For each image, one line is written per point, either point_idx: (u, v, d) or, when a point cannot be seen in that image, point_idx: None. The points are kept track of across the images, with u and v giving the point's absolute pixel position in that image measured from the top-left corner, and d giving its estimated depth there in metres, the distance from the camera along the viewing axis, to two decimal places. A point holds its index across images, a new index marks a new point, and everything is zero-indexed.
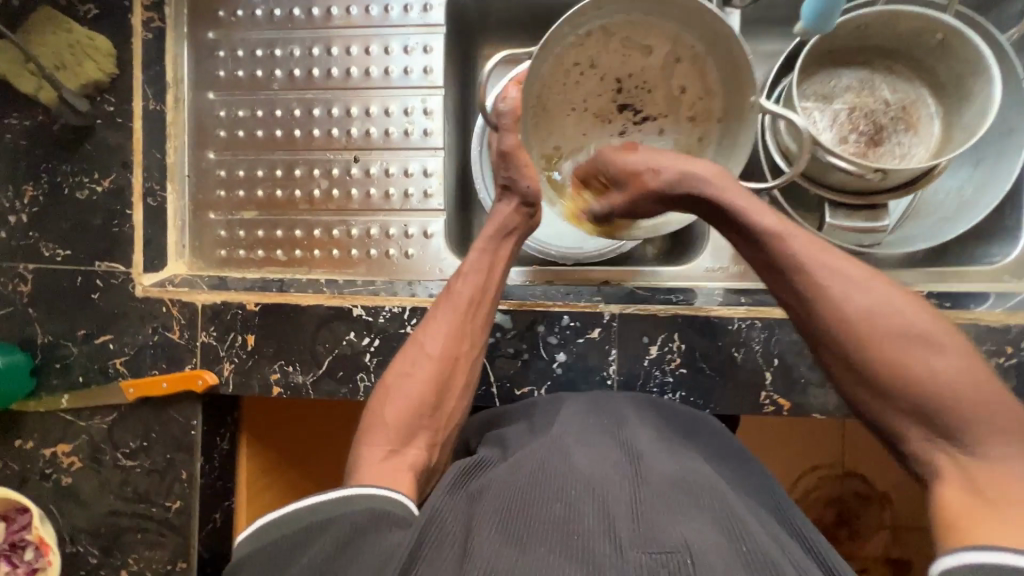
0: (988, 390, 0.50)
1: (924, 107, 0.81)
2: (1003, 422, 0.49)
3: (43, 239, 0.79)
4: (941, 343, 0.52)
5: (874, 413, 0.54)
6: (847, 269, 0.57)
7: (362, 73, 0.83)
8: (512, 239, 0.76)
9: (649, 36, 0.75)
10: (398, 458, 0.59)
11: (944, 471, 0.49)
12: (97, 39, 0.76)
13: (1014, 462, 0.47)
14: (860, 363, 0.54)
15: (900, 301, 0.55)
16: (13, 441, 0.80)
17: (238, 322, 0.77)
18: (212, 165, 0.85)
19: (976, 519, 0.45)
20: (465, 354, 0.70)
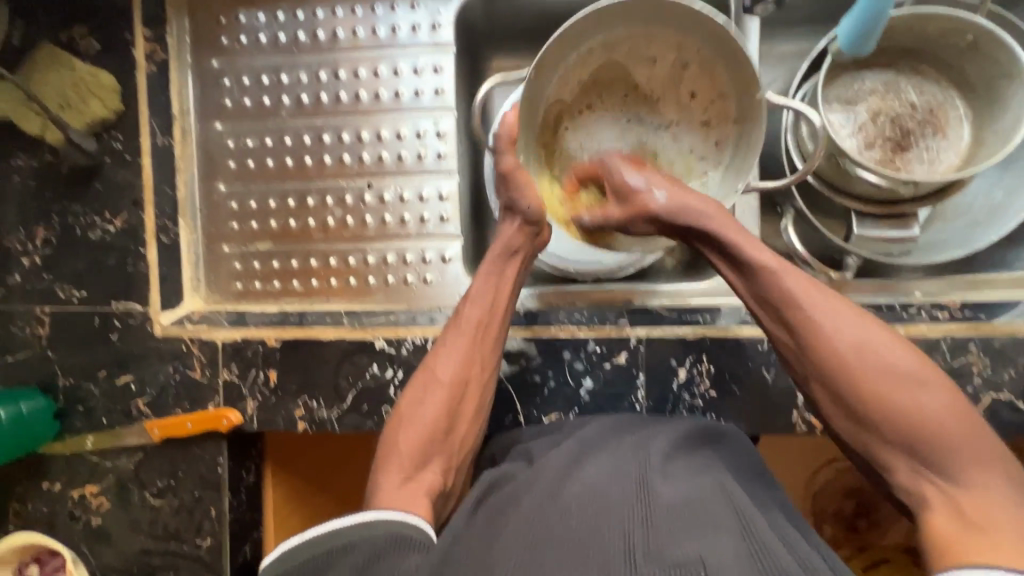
0: (973, 423, 0.52)
1: (953, 109, 0.78)
2: (987, 453, 0.50)
3: (59, 281, 0.78)
4: (927, 380, 0.54)
5: (861, 445, 0.55)
6: (831, 302, 0.59)
7: (371, 97, 0.81)
8: (516, 260, 0.71)
9: (652, 45, 0.71)
10: (413, 484, 0.59)
11: (928, 500, 0.50)
12: (101, 76, 0.74)
13: (1001, 491, 0.48)
14: (842, 392, 0.55)
15: (883, 335, 0.56)
16: (39, 485, 0.80)
17: (260, 358, 0.76)
18: (223, 197, 0.83)
19: (971, 541, 0.45)
20: (477, 378, 0.69)
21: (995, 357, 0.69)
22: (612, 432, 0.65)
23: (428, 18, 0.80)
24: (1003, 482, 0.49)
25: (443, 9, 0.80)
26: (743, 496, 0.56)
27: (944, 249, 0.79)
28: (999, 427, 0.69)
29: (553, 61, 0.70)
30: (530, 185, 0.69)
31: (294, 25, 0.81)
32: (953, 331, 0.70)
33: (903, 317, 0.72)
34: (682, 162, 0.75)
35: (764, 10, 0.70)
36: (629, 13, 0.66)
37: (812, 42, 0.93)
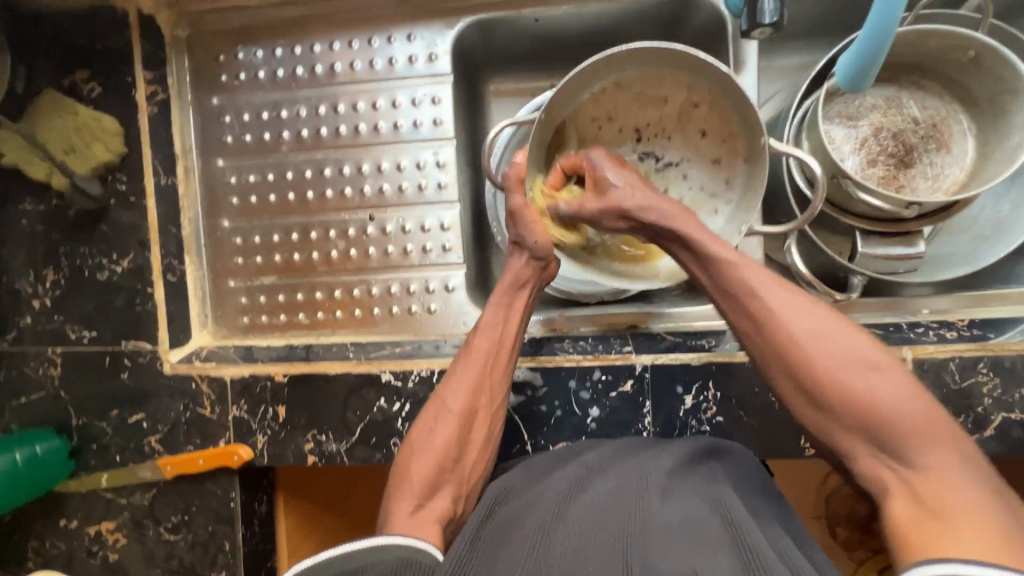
0: (928, 408, 0.50)
1: (957, 124, 0.77)
2: (943, 436, 0.48)
3: (69, 322, 0.79)
4: (878, 364, 0.52)
5: (824, 436, 0.54)
6: (791, 295, 0.57)
7: (370, 129, 0.81)
8: (525, 292, 0.73)
9: (663, 86, 0.74)
10: (423, 512, 0.60)
11: (890, 488, 0.49)
12: (103, 120, 0.75)
13: (959, 474, 0.47)
14: (804, 387, 0.54)
15: (836, 326, 0.55)
16: (57, 522, 0.81)
17: (268, 394, 0.77)
18: (227, 233, 0.84)
19: (932, 535, 0.44)
20: (487, 406, 0.69)
21: (1006, 376, 0.68)
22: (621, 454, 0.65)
23: (425, 49, 0.80)
24: (962, 465, 0.47)
25: (439, 40, 0.80)
26: (742, 506, 0.55)
27: (950, 264, 0.79)
28: (1012, 447, 0.68)
29: (564, 106, 0.74)
30: (537, 221, 0.71)
31: (292, 61, 0.82)
32: (963, 351, 0.68)
33: (910, 338, 0.71)
34: (692, 196, 0.77)
35: (762, 33, 0.69)
36: (636, 58, 0.70)
37: (811, 56, 0.92)
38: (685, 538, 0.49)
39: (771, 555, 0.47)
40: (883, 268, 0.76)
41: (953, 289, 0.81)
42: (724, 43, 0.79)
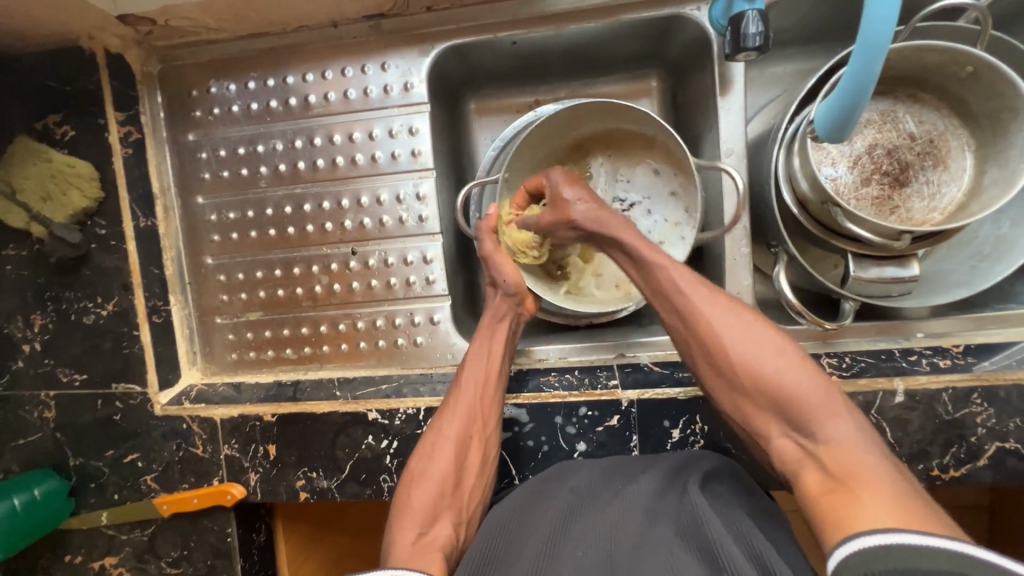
0: (826, 386, 0.53)
1: (955, 139, 0.74)
2: (842, 410, 0.51)
3: (60, 366, 0.80)
4: (785, 352, 0.55)
5: (747, 424, 0.57)
6: (709, 291, 0.61)
7: (348, 162, 0.80)
8: (505, 324, 0.75)
9: (613, 139, 0.86)
10: (426, 540, 0.60)
11: (800, 461, 0.51)
12: (78, 166, 0.75)
13: (859, 444, 0.49)
14: (724, 374, 0.58)
15: (749, 320, 0.58)
16: (62, 557, 0.83)
17: (257, 433, 0.77)
18: (211, 270, 0.84)
19: (845, 506, 0.45)
20: (482, 433, 0.69)
21: (1001, 407, 0.66)
22: (602, 480, 0.64)
23: (400, 78, 0.78)
24: (861, 433, 0.50)
25: (415, 68, 0.78)
26: (724, 521, 0.54)
27: (947, 286, 0.76)
28: (1006, 476, 0.66)
29: (529, 161, 0.84)
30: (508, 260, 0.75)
31: (265, 94, 0.80)
32: (957, 382, 0.66)
33: (902, 367, 0.69)
34: (661, 228, 0.84)
35: (747, 57, 0.66)
36: (581, 109, 0.80)
37: (803, 64, 0.88)
38: (662, 552, 0.51)
39: (741, 557, 0.49)
40: (876, 291, 0.73)
41: (951, 309, 0.78)
42: (709, 62, 0.76)
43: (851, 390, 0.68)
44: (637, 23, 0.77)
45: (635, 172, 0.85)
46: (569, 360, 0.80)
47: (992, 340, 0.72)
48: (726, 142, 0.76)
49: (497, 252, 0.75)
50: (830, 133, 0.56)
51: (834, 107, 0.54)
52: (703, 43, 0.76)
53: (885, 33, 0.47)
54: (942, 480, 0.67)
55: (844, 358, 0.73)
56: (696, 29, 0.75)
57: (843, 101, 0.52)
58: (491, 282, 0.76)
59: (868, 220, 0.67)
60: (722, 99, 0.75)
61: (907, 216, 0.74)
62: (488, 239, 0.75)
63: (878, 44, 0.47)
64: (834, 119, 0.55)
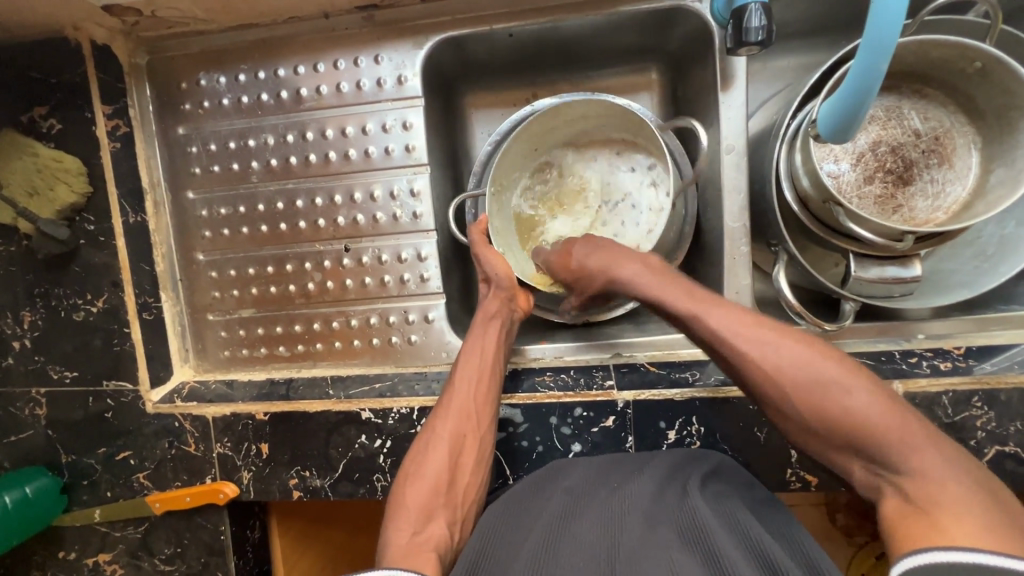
0: (900, 414, 0.48)
1: (961, 136, 0.72)
2: (923, 437, 0.47)
3: (50, 363, 0.79)
4: (848, 385, 0.50)
5: (823, 459, 0.52)
6: (756, 327, 0.55)
7: (341, 157, 0.78)
8: (497, 322, 0.74)
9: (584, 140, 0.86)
10: (421, 539, 0.57)
11: (883, 494, 0.47)
12: (65, 160, 0.73)
13: (947, 473, 0.45)
14: (790, 417, 0.53)
15: (803, 354, 0.52)
16: (56, 554, 0.83)
17: (250, 432, 0.76)
18: (203, 266, 0.83)
19: (921, 523, 0.43)
20: (476, 432, 0.67)
21: (1001, 410, 0.65)
22: (599, 477, 0.64)
23: (393, 71, 0.76)
24: (946, 456, 0.46)
25: (409, 61, 0.76)
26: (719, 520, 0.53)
27: (949, 287, 0.74)
28: (1004, 480, 0.66)
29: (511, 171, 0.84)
30: (495, 255, 0.76)
31: (256, 86, 0.78)
32: (957, 384, 0.65)
33: (902, 369, 0.68)
34: (647, 219, 0.84)
35: (749, 51, 0.64)
36: (559, 119, 0.82)
37: (806, 57, 0.86)
38: (664, 550, 0.50)
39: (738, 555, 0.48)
40: (877, 291, 0.72)
41: (952, 310, 0.77)
42: (710, 56, 0.74)
43: None
44: (636, 15, 0.75)
45: (616, 169, 0.86)
46: (565, 360, 0.79)
47: (994, 342, 0.71)
48: (727, 139, 0.74)
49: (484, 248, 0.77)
50: (833, 133, 0.54)
51: (837, 108, 0.52)
52: (704, 36, 0.74)
53: (892, 31, 0.45)
54: None
55: None
56: (697, 21, 0.73)
57: (848, 99, 0.50)
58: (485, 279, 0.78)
59: (870, 220, 0.66)
60: (723, 95, 0.73)
61: (910, 216, 0.73)
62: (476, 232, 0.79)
63: (885, 42, 0.45)
64: (837, 119, 0.53)
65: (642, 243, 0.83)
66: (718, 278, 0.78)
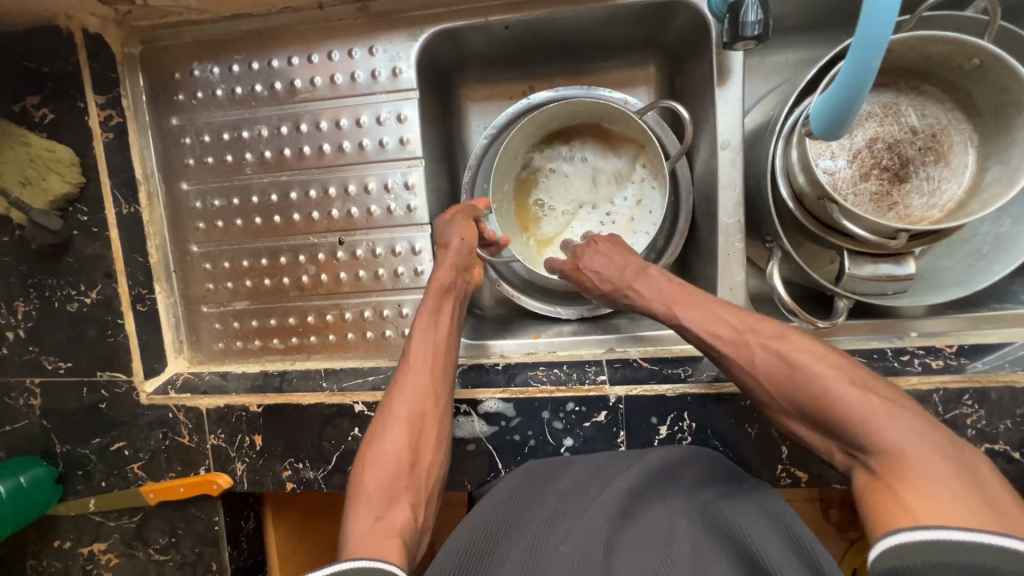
0: (863, 392, 0.52)
1: (959, 134, 0.72)
2: (884, 411, 0.50)
3: (44, 353, 0.79)
4: (814, 372, 0.55)
5: (811, 446, 0.57)
6: (736, 327, 0.63)
7: (335, 149, 0.78)
8: (452, 299, 0.75)
9: (579, 130, 0.87)
10: (385, 522, 0.57)
11: (857, 472, 0.51)
12: (57, 150, 0.73)
13: (912, 442, 0.47)
14: (774, 409, 0.59)
15: (776, 346, 0.59)
16: (52, 542, 0.83)
17: (243, 424, 0.76)
18: (196, 258, 0.83)
19: (892, 505, 0.45)
20: (432, 410, 0.67)
21: (992, 409, 0.65)
22: (590, 479, 0.64)
23: (388, 63, 0.76)
24: (914, 432, 0.48)
25: (404, 53, 0.75)
26: (705, 535, 0.54)
27: (943, 284, 0.74)
28: None
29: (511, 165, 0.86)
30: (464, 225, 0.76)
31: (250, 77, 0.78)
32: (948, 383, 0.66)
33: (894, 368, 0.68)
34: (634, 192, 0.86)
35: (746, 46, 0.64)
36: (542, 118, 0.83)
37: (804, 53, 0.86)
38: (648, 561, 0.51)
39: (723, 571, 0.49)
40: (870, 289, 0.72)
41: (946, 308, 0.77)
42: (706, 50, 0.73)
43: None
44: (633, 8, 0.74)
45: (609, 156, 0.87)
46: (559, 355, 0.79)
47: (986, 340, 0.71)
48: (723, 134, 0.74)
49: (459, 214, 0.77)
50: (824, 130, 0.54)
51: (830, 103, 0.51)
52: (701, 30, 0.73)
53: (885, 28, 0.44)
54: None
55: None
56: (694, 15, 0.72)
57: (841, 95, 0.49)
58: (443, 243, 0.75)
59: (864, 217, 0.66)
60: (719, 89, 0.73)
61: (905, 213, 0.72)
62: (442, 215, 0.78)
63: (878, 39, 0.45)
64: (828, 116, 0.52)
65: (636, 212, 0.86)
66: (712, 275, 0.78)
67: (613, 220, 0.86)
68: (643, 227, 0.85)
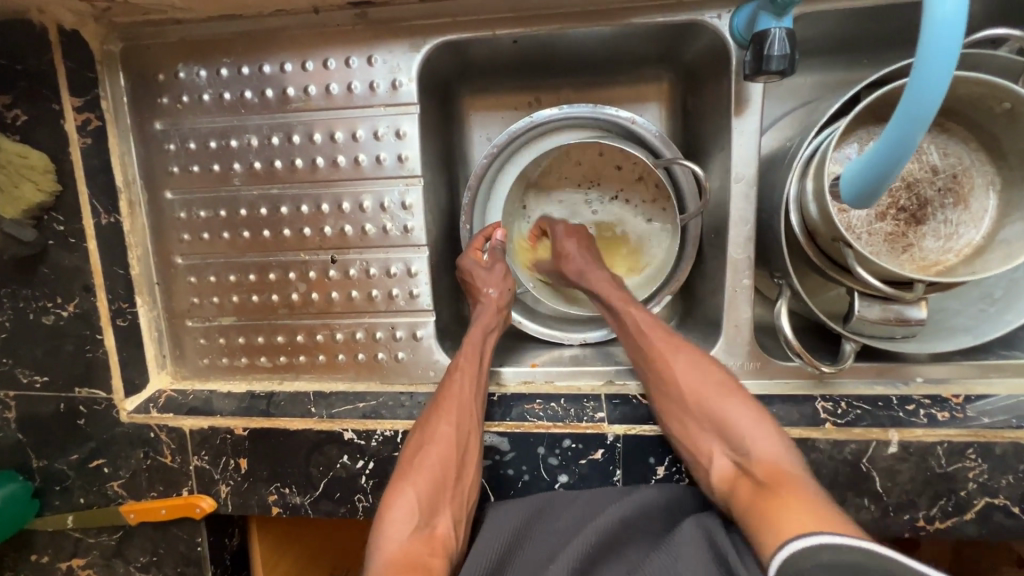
0: (755, 413, 0.63)
1: (981, 176, 0.69)
2: (768, 429, 0.61)
3: (18, 366, 0.75)
4: (718, 386, 0.65)
5: (692, 445, 0.65)
6: (671, 340, 0.70)
7: (329, 163, 0.74)
8: (496, 335, 0.74)
9: (594, 156, 0.84)
10: (425, 536, 0.58)
11: (738, 478, 0.60)
12: (30, 156, 0.67)
13: (786, 457, 0.59)
14: (679, 410, 0.66)
15: (701, 359, 0.68)
16: (29, 556, 0.81)
17: (228, 446, 0.74)
18: (181, 270, 0.79)
19: (773, 513, 0.54)
20: (477, 425, 0.66)
21: (995, 463, 0.64)
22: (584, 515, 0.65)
23: (387, 75, 0.71)
24: (787, 449, 0.60)
25: (404, 65, 0.71)
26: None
27: (951, 329, 0.72)
28: (987, 529, 0.66)
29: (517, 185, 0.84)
30: (494, 267, 0.75)
31: (239, 82, 0.73)
32: (952, 436, 0.64)
33: (899, 418, 0.67)
34: (644, 210, 0.85)
35: (770, 78, 0.60)
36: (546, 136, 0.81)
37: (823, 77, 0.82)
38: None
39: None
40: (878, 331, 0.69)
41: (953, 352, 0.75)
42: (725, 76, 0.69)
43: (845, 439, 0.65)
44: (650, 26, 0.69)
45: (622, 184, 0.85)
46: (557, 387, 0.77)
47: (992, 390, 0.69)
48: (737, 166, 0.70)
49: (495, 261, 0.76)
50: (856, 200, 0.51)
51: (864, 173, 0.49)
52: (720, 55, 0.69)
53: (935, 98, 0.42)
54: (925, 530, 0.67)
55: (839, 403, 0.70)
56: (714, 38, 0.68)
57: (878, 166, 0.47)
58: (485, 292, 0.75)
59: (878, 263, 0.63)
60: (736, 119, 0.69)
61: (919, 256, 0.70)
62: (471, 255, 0.76)
63: (926, 110, 0.42)
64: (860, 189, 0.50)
65: (646, 231, 0.85)
66: (718, 309, 0.76)
67: (623, 237, 0.86)
68: (652, 245, 0.85)
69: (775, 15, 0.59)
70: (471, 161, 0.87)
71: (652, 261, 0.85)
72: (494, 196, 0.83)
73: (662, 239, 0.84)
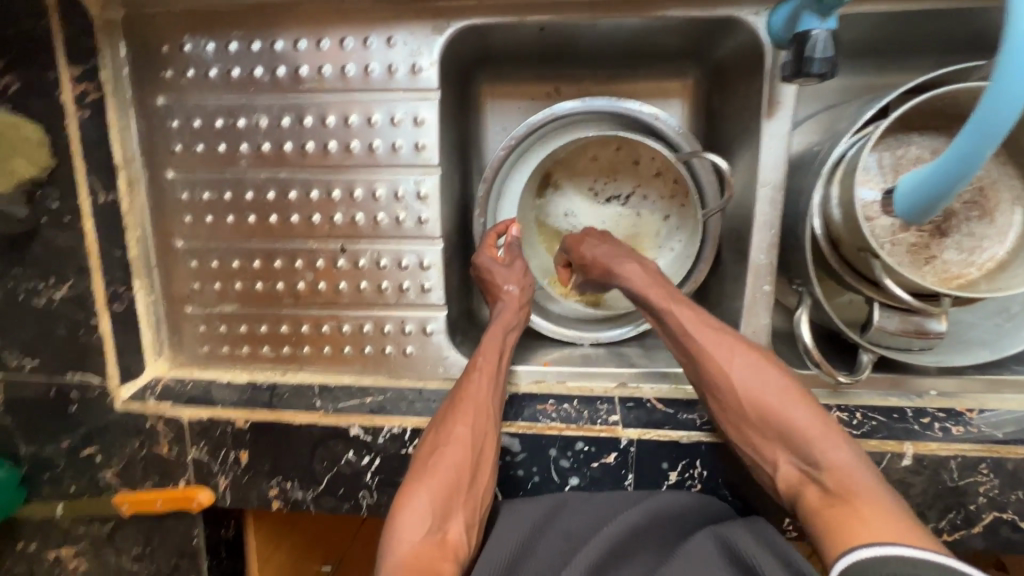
0: (816, 414, 0.59)
1: (1007, 191, 0.69)
2: (832, 431, 0.58)
3: (6, 349, 0.71)
4: (774, 386, 0.61)
5: (754, 451, 0.62)
6: (718, 337, 0.64)
7: (342, 148, 0.70)
8: (516, 335, 0.72)
9: (614, 151, 0.82)
10: (437, 540, 0.56)
11: (805, 485, 0.58)
12: (24, 128, 0.63)
13: (853, 461, 0.56)
14: (733, 414, 0.63)
15: (754, 357, 0.63)
16: (14, 544, 0.78)
17: (229, 438, 0.71)
18: (181, 253, 0.75)
19: (841, 519, 0.52)
20: (492, 427, 0.65)
21: (1005, 478, 0.65)
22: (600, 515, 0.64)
23: (408, 57, 0.68)
24: (852, 451, 0.56)
25: (426, 47, 0.67)
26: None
27: (967, 344, 0.72)
28: (993, 543, 0.66)
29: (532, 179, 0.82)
30: (513, 265, 0.73)
31: (249, 59, 0.69)
32: (967, 451, 0.65)
33: (914, 431, 0.67)
34: (660, 207, 0.83)
35: (808, 81, 0.58)
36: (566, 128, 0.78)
37: (850, 81, 0.80)
38: None
39: None
40: (896, 343, 0.68)
41: None
42: (758, 76, 0.67)
43: (860, 450, 0.65)
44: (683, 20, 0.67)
45: (641, 181, 0.83)
46: (570, 388, 0.74)
47: (1005, 406, 0.69)
48: (765, 168, 0.68)
49: (514, 258, 0.74)
50: (918, 212, 0.52)
51: (927, 184, 0.49)
52: (754, 53, 0.67)
53: (1012, 111, 0.41)
54: (933, 542, 0.67)
55: (854, 414, 0.69)
56: (751, 36, 0.66)
57: (943, 177, 0.47)
58: (504, 289, 0.73)
59: (906, 276, 0.62)
60: (766, 122, 0.66)
61: (942, 269, 0.69)
62: (487, 252, 0.74)
63: (999, 123, 0.42)
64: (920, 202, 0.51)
65: (661, 228, 0.84)
66: (735, 314, 0.74)
67: (636, 233, 0.84)
68: (667, 242, 0.84)
69: (819, 15, 0.56)
70: (488, 150, 0.84)
71: (666, 258, 0.83)
72: (505, 194, 0.82)
73: (677, 236, 0.82)
